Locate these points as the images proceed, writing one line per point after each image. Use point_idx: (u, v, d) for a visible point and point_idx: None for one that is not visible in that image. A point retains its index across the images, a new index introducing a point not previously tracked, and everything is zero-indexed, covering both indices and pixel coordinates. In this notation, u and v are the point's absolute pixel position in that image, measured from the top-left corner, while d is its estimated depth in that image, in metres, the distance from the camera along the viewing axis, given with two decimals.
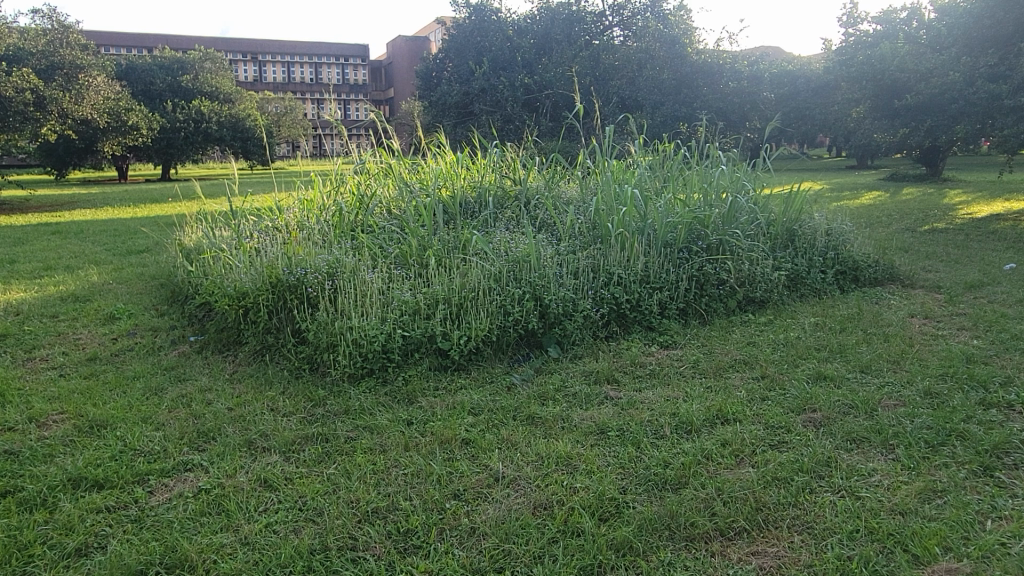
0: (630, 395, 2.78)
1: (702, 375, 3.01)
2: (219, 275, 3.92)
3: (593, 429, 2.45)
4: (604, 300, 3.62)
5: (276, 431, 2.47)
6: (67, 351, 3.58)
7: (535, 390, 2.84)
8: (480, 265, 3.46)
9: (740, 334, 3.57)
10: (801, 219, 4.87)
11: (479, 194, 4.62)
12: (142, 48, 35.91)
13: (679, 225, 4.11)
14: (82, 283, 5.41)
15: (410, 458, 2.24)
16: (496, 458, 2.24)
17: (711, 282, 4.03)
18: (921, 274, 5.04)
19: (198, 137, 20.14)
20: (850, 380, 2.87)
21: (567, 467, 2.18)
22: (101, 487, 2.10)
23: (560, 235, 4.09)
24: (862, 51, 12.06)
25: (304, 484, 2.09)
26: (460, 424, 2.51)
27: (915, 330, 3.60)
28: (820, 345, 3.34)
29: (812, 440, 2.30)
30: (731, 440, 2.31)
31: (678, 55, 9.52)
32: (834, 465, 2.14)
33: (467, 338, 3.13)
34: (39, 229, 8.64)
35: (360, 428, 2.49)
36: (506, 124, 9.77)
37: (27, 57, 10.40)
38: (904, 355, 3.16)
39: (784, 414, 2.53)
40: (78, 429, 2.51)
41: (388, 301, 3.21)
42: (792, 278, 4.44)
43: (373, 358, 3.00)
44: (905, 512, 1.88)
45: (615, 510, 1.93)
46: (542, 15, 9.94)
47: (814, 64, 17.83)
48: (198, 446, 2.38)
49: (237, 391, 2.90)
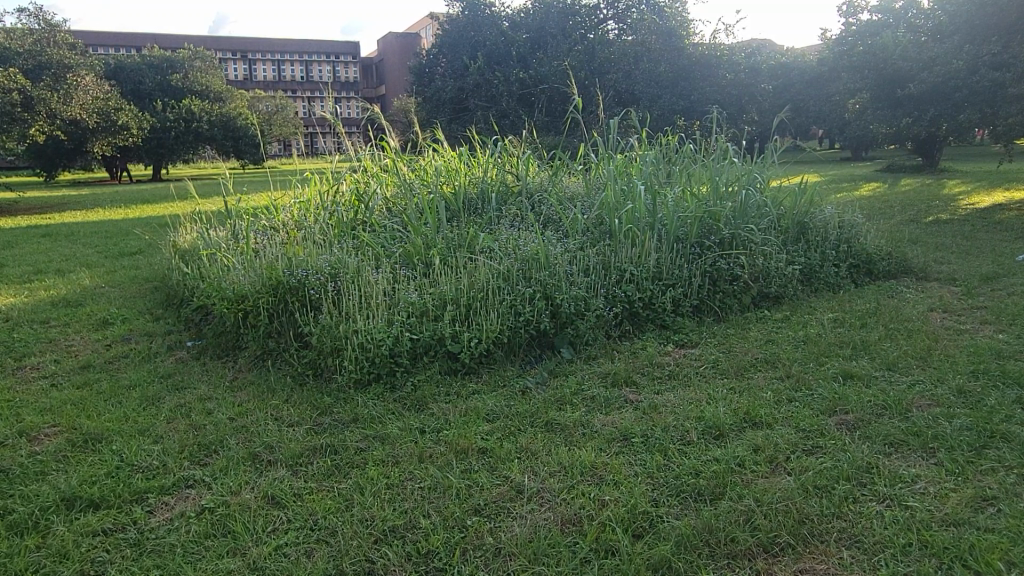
0: (651, 398, 2.65)
1: (723, 375, 2.89)
2: (216, 277, 3.77)
3: (616, 435, 2.32)
4: (616, 299, 3.50)
5: (282, 442, 2.33)
6: (59, 359, 3.44)
7: (550, 394, 2.71)
8: (489, 265, 3.34)
9: (758, 332, 3.45)
10: (812, 211, 4.77)
11: (481, 190, 4.47)
12: (131, 48, 35.64)
13: (690, 221, 3.98)
14: (74, 288, 5.25)
15: (427, 471, 2.11)
16: (517, 469, 2.12)
17: (724, 278, 3.89)
18: (934, 266, 4.93)
19: (188, 136, 19.90)
20: (879, 379, 2.76)
21: (593, 478, 2.05)
22: (98, 506, 1.97)
23: (568, 231, 3.95)
24: (860, 41, 11.91)
25: (315, 501, 1.96)
26: (477, 432, 2.38)
27: (939, 325, 3.49)
28: (841, 343, 3.22)
29: (849, 445, 2.19)
30: (763, 445, 2.20)
31: (675, 47, 9.39)
32: (875, 472, 2.03)
33: (478, 340, 3.00)
34: (29, 232, 8.47)
35: (371, 437, 2.37)
36: (502, 119, 9.61)
37: (14, 57, 10.22)
38: (931, 352, 3.05)
39: (816, 416, 2.42)
40: (71, 443, 2.38)
41: (393, 302, 3.08)
42: (806, 273, 4.32)
43: (380, 363, 2.85)
44: (958, 523, 1.77)
45: (649, 525, 1.81)
46: (535, 9, 9.75)
47: (810, 55, 17.70)
48: (200, 461, 2.25)
49: (239, 399, 2.77)
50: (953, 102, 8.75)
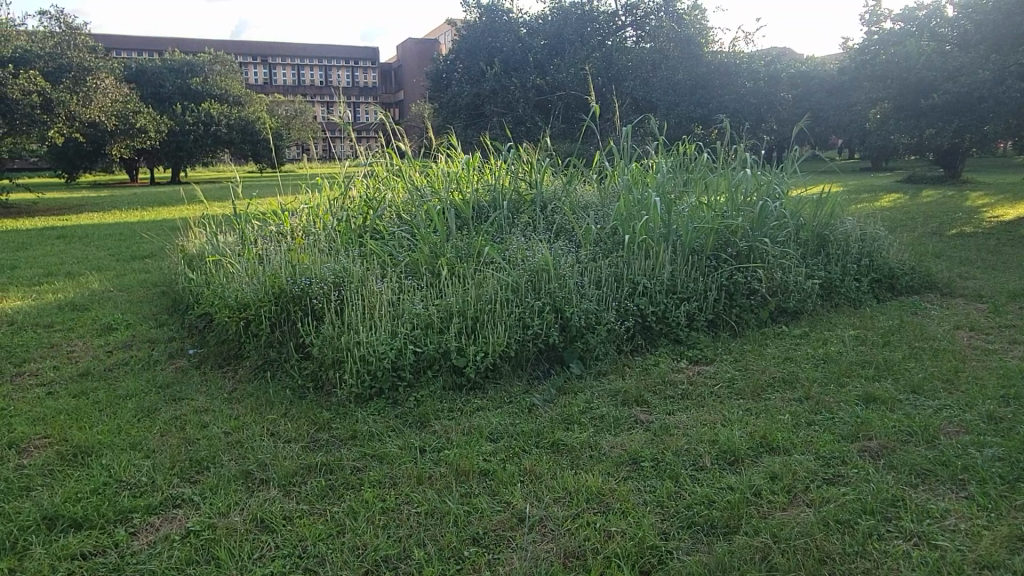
0: (663, 419, 2.53)
1: (739, 396, 2.77)
2: (220, 284, 3.70)
3: (625, 459, 2.21)
4: (629, 312, 3.38)
5: (276, 459, 2.24)
6: (58, 365, 3.38)
7: (558, 413, 2.60)
8: (497, 275, 3.23)
9: (776, 348, 3.32)
10: (833, 223, 4.62)
11: (493, 198, 4.38)
12: (153, 51, 36.13)
13: (706, 232, 3.86)
14: (81, 291, 5.22)
15: (424, 495, 2.01)
16: (519, 494, 2.01)
17: (741, 292, 3.76)
18: (959, 281, 4.77)
19: (207, 139, 20.01)
20: (904, 403, 2.62)
21: (600, 507, 1.94)
22: (79, 527, 1.89)
23: (580, 241, 3.84)
24: (883, 50, 11.72)
25: (305, 525, 1.86)
26: (479, 453, 2.27)
27: (967, 344, 3.34)
28: (863, 362, 3.09)
29: (873, 474, 2.06)
30: (781, 474, 2.07)
31: (693, 55, 9.32)
32: (902, 506, 1.90)
33: (484, 354, 2.90)
34: (45, 233, 8.50)
35: (368, 456, 2.27)
36: (518, 125, 9.51)
37: (35, 59, 10.03)
38: (958, 374, 2.91)
39: (837, 442, 2.29)
40: (60, 456, 2.30)
41: (398, 313, 2.98)
42: (826, 287, 4.17)
43: (382, 376, 2.76)
44: (993, 567, 1.64)
45: (657, 561, 1.70)
46: (554, 14, 9.62)
47: (831, 63, 17.49)
48: (190, 479, 2.16)
49: (236, 412, 2.68)
50: (979, 113, 8.52)
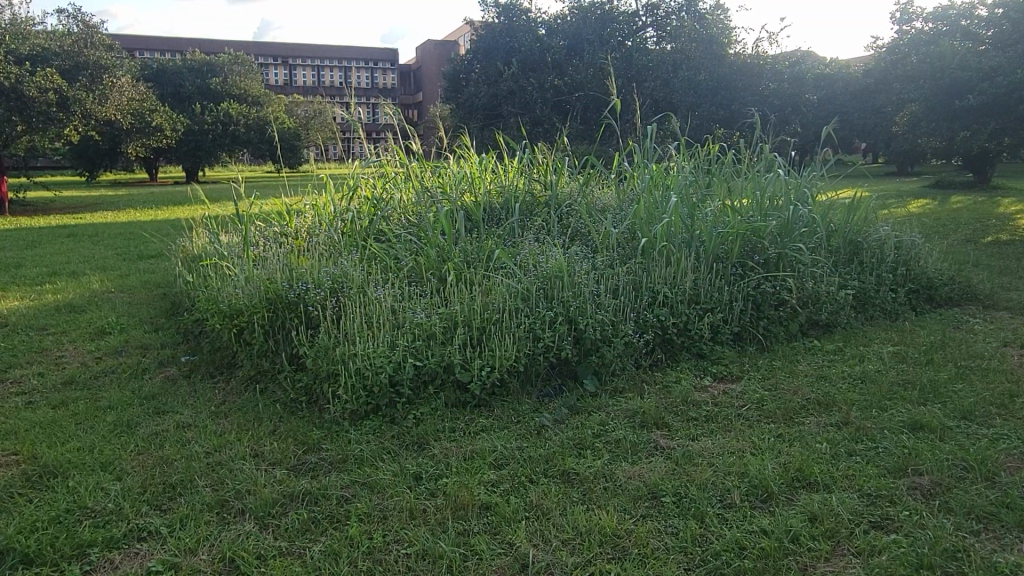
0: (686, 445, 2.29)
1: (769, 419, 2.51)
2: (215, 288, 3.50)
3: (644, 492, 1.97)
4: (648, 324, 3.14)
5: (256, 485, 2.03)
6: (43, 373, 3.19)
7: (569, 436, 2.36)
8: (506, 282, 3.01)
9: (808, 365, 3.07)
10: (866, 230, 4.35)
11: (504, 200, 4.15)
12: (176, 52, 36.36)
13: (731, 238, 3.61)
14: (81, 291, 5.05)
15: (416, 532, 1.79)
16: (523, 533, 1.78)
17: (770, 303, 3.50)
18: (1001, 292, 4.45)
19: (225, 139, 19.98)
20: (955, 432, 2.36)
21: (615, 552, 1.71)
22: (31, 564, 1.69)
23: (595, 247, 3.61)
24: (914, 51, 11.35)
25: (280, 567, 1.65)
26: (480, 483, 2.04)
27: (1018, 363, 3.06)
28: (906, 382, 2.82)
29: (930, 518, 1.80)
30: (822, 515, 1.83)
31: (715, 55, 9.00)
32: (964, 560, 1.64)
33: (490, 368, 2.67)
34: (56, 232, 8.38)
35: (358, 483, 2.05)
36: (535, 127, 9.26)
37: (53, 57, 9.93)
38: (1013, 398, 2.63)
39: (883, 477, 2.03)
40: (25, 478, 2.12)
41: (398, 322, 2.77)
42: (859, 298, 3.90)
43: (379, 393, 2.54)
44: None
45: None
46: (573, 14, 9.32)
47: (857, 65, 17.09)
48: (161, 507, 1.95)
49: (221, 428, 2.48)
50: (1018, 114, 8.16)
